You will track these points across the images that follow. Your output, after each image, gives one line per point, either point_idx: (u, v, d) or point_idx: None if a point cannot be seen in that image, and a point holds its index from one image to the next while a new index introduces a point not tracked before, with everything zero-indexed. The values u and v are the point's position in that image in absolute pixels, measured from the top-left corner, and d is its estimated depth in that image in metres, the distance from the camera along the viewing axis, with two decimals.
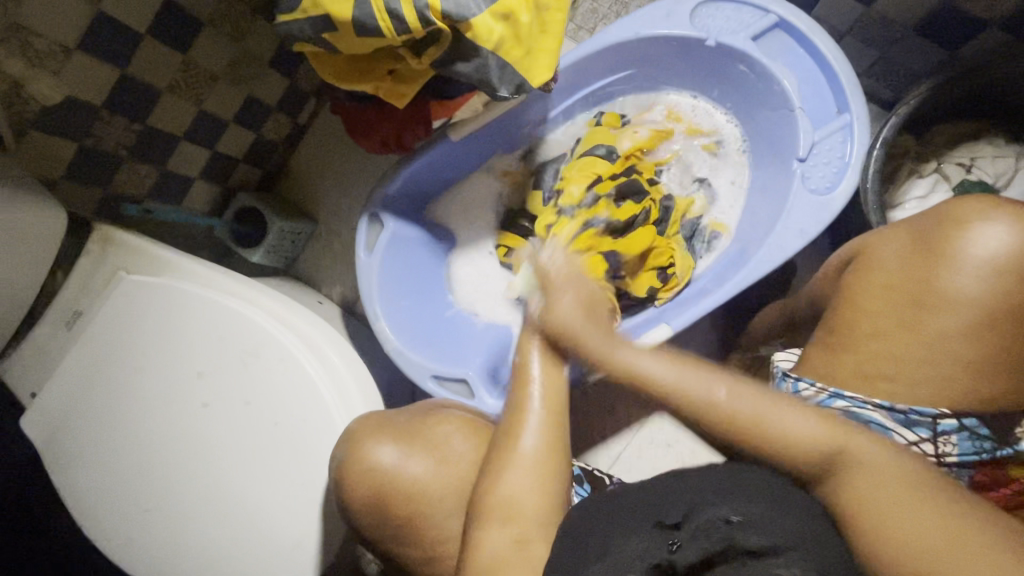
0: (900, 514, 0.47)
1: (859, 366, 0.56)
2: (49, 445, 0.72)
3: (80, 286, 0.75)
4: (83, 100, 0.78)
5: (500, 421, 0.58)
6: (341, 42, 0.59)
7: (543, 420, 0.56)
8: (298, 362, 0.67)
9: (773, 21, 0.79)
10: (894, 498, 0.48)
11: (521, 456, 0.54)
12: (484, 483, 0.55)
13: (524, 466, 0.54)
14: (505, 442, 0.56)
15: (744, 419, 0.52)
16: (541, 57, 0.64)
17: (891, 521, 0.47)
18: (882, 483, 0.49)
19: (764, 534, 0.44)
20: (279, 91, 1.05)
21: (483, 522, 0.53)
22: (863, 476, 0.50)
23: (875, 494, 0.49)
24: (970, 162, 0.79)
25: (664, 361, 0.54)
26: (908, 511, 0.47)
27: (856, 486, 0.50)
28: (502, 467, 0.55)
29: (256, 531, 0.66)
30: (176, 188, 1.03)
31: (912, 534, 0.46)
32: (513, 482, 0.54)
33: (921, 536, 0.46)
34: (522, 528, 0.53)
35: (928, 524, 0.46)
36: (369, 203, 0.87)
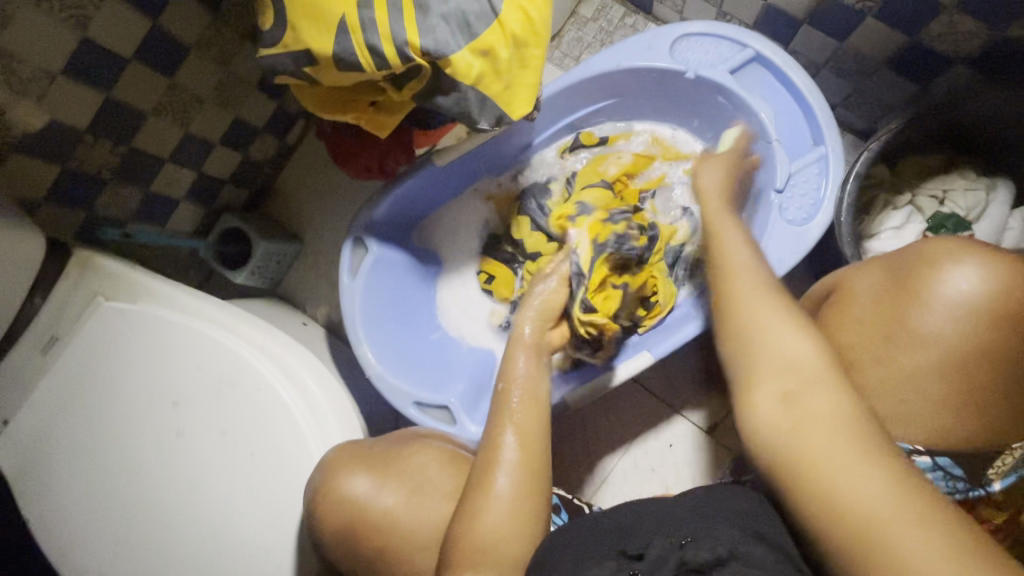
0: (842, 460, 0.42)
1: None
2: (19, 475, 0.70)
3: (56, 311, 0.74)
4: (66, 124, 0.78)
5: (477, 462, 0.58)
6: (321, 75, 0.60)
7: (517, 461, 0.57)
8: (275, 390, 0.66)
9: (749, 54, 0.81)
10: (832, 441, 0.43)
11: (497, 495, 0.55)
12: (461, 522, 0.54)
13: (499, 506, 0.54)
14: (481, 480, 0.56)
15: (748, 330, 0.52)
16: (520, 91, 0.64)
17: (822, 465, 0.42)
18: (820, 428, 0.44)
19: (710, 548, 0.46)
20: (266, 113, 1.06)
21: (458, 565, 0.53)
22: (804, 412, 0.45)
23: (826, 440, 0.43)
24: (943, 195, 0.81)
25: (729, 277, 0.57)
26: (843, 454, 0.42)
27: (794, 425, 0.45)
28: (478, 507, 0.54)
29: (228, 564, 0.65)
30: (160, 209, 1.02)
31: (849, 476, 0.41)
32: (489, 525, 0.53)
33: (843, 482, 0.41)
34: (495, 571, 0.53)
35: (852, 468, 0.41)
36: (353, 228, 0.88)
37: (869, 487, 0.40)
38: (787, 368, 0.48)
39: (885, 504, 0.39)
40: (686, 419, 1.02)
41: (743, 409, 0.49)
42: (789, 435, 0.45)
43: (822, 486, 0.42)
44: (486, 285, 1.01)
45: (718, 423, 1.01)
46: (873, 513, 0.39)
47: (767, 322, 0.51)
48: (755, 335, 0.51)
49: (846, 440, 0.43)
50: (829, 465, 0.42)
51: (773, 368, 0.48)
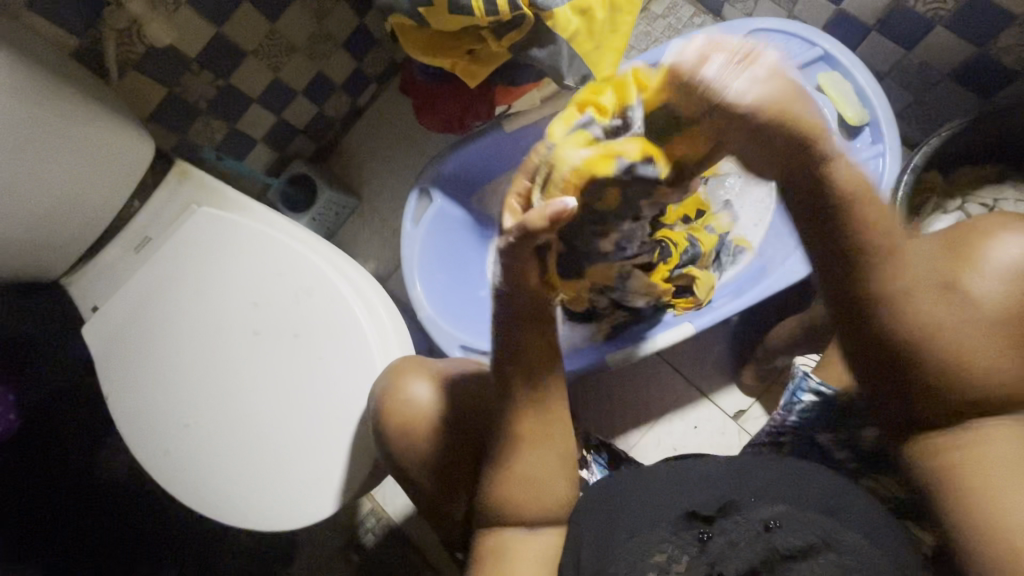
0: (1013, 484, 0.48)
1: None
2: (103, 356, 0.76)
3: (153, 215, 0.81)
4: (180, 50, 0.85)
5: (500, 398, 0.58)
6: (431, 17, 0.66)
7: (548, 424, 0.57)
8: (346, 302, 0.72)
9: (818, 53, 0.86)
10: (999, 464, 0.49)
11: (531, 462, 0.57)
12: (503, 482, 0.57)
13: (533, 466, 0.57)
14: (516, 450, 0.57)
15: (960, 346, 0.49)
16: (607, 54, 0.69)
17: (999, 483, 0.48)
18: (1003, 463, 0.49)
19: (800, 536, 0.50)
20: (346, 71, 1.12)
21: (505, 507, 0.57)
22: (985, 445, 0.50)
23: (996, 462, 0.49)
24: (993, 203, 0.84)
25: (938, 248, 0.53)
26: (1011, 482, 0.48)
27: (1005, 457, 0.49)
28: (513, 469, 0.57)
29: (286, 455, 0.70)
30: (241, 147, 1.09)
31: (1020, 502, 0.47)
32: (529, 459, 0.57)
33: (1003, 500, 0.47)
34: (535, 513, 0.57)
35: (1017, 491, 0.47)
36: (421, 178, 0.94)
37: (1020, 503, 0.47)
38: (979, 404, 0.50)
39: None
40: (711, 403, 1.05)
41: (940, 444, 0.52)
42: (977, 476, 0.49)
43: (988, 498, 0.48)
44: None
45: (743, 411, 1.04)
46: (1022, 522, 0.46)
47: (955, 320, 0.50)
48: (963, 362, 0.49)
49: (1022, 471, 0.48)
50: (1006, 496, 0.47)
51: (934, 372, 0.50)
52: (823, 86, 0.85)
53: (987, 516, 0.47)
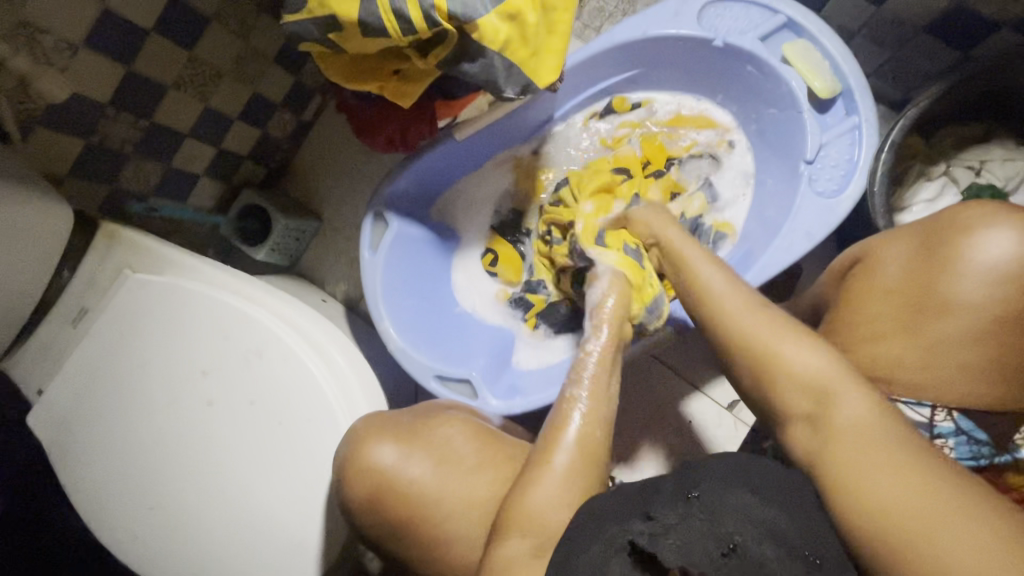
0: (888, 478, 0.46)
1: (862, 371, 0.58)
2: (56, 443, 0.72)
3: (87, 286, 0.75)
4: (88, 97, 0.77)
5: (539, 440, 0.62)
6: (344, 42, 0.59)
7: (570, 458, 0.59)
8: (301, 360, 0.67)
9: (781, 21, 0.78)
10: (856, 436, 0.49)
11: (547, 482, 0.58)
12: (512, 501, 0.58)
13: (553, 485, 0.57)
14: (538, 468, 0.59)
15: (758, 346, 0.55)
16: (546, 57, 0.63)
17: (864, 467, 0.47)
18: (873, 455, 0.47)
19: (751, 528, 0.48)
20: (284, 89, 1.02)
21: (506, 528, 0.57)
22: (908, 487, 0.45)
23: (863, 459, 0.47)
24: (980, 166, 0.80)
25: (761, 319, 0.56)
26: (871, 435, 0.48)
27: (867, 481, 0.47)
28: (529, 489, 0.58)
29: (258, 527, 0.67)
30: (182, 186, 1.01)
31: (897, 500, 0.45)
32: (542, 493, 0.57)
33: (882, 485, 0.46)
34: (540, 536, 0.56)
35: (881, 469, 0.46)
36: (373, 201, 0.84)
37: (792, 355, 0.53)
38: (808, 385, 0.52)
39: (910, 494, 0.44)
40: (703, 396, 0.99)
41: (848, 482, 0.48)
42: (899, 502, 0.45)
43: (863, 499, 0.46)
44: (490, 267, 1.00)
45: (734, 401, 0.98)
46: (884, 495, 0.45)
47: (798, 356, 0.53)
48: (771, 349, 0.54)
49: (940, 510, 0.43)
50: (885, 499, 0.45)
51: (801, 389, 0.53)
52: (789, 59, 0.78)
53: (863, 505, 0.46)
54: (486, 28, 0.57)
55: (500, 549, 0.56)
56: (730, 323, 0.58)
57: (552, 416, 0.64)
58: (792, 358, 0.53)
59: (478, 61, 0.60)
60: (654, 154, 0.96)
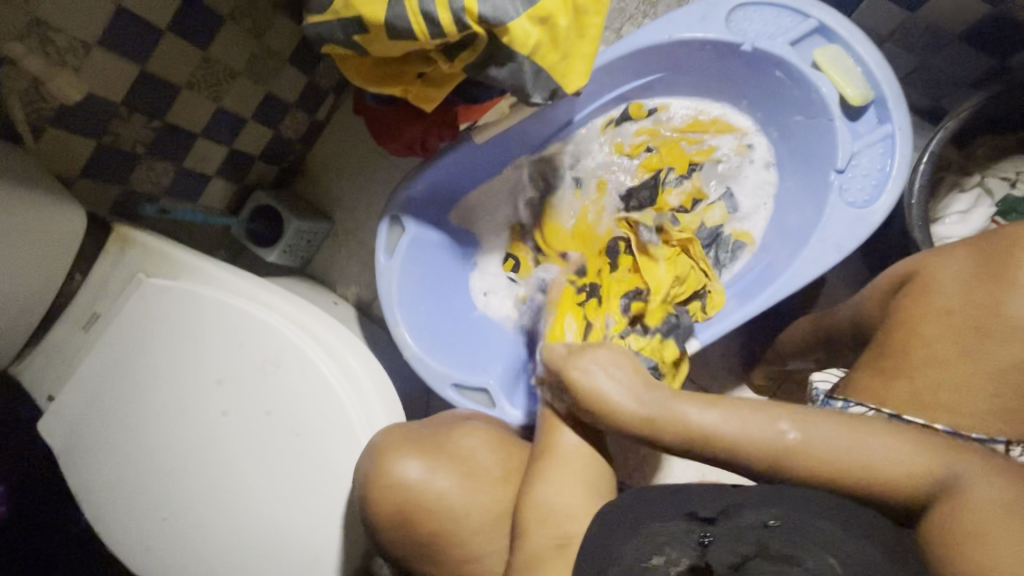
0: (1006, 534, 0.42)
1: (909, 392, 0.56)
2: (66, 449, 0.71)
3: (98, 289, 0.73)
4: (101, 97, 0.75)
5: (539, 437, 0.66)
6: (369, 45, 0.57)
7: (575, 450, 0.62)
8: (318, 369, 0.65)
9: (812, 25, 0.76)
10: (977, 512, 0.44)
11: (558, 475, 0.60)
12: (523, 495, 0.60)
13: (559, 478, 0.59)
14: (545, 461, 0.62)
15: (818, 456, 0.50)
16: (577, 62, 0.61)
17: (983, 517, 0.44)
18: (992, 516, 0.44)
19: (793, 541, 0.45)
20: (298, 89, 1.00)
21: (529, 526, 0.56)
22: (1008, 531, 0.42)
23: (978, 516, 0.44)
24: (1016, 177, 0.79)
25: (840, 426, 0.51)
26: (998, 505, 0.44)
27: (984, 531, 0.43)
28: (540, 479, 0.60)
29: (273, 540, 0.65)
30: (193, 186, 0.99)
31: (1018, 554, 0.41)
32: (549, 487, 0.59)
33: (1010, 536, 0.42)
34: (565, 534, 0.55)
35: (1015, 532, 0.42)
36: (389, 205, 0.83)
37: (879, 454, 0.49)
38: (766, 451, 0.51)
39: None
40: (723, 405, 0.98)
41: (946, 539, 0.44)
42: (1021, 559, 0.41)
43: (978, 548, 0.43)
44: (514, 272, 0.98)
45: None
46: (1009, 557, 0.41)
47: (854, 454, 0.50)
48: (851, 460, 0.49)
49: None
50: (1011, 554, 0.41)
51: (884, 491, 0.49)
52: (820, 65, 0.76)
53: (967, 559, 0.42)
54: (519, 32, 0.55)
55: (524, 546, 0.56)
56: (795, 459, 0.51)
57: (543, 426, 0.67)
58: (859, 451, 0.50)
59: (508, 66, 0.58)
60: (677, 162, 0.95)
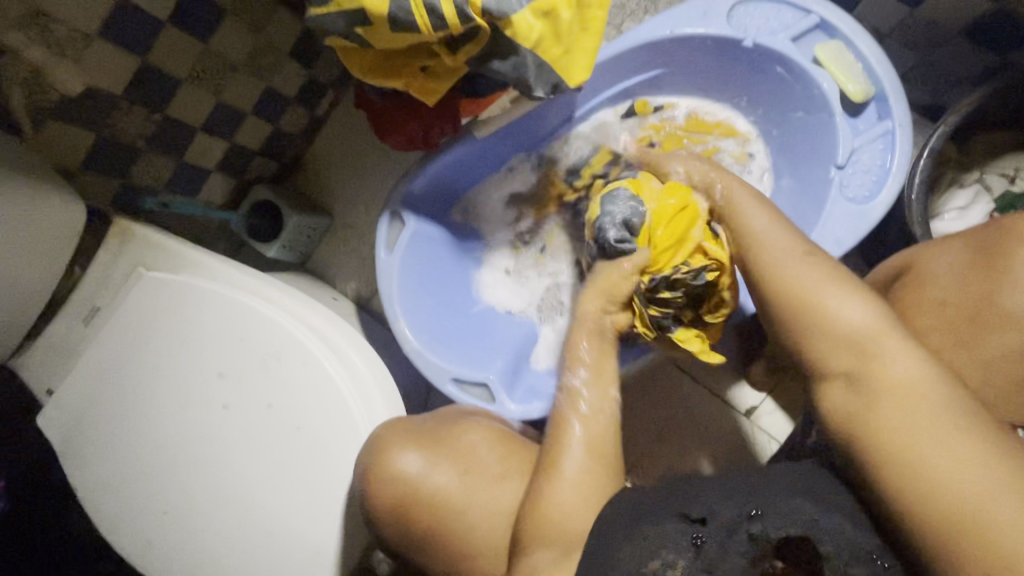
0: (938, 446, 0.43)
1: None
2: (66, 444, 0.71)
3: (98, 284, 0.73)
4: (101, 89, 0.75)
5: (548, 438, 0.63)
6: (372, 37, 0.57)
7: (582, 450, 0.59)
8: (320, 363, 0.65)
9: (813, 21, 0.76)
10: (913, 407, 0.45)
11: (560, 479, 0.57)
12: (530, 509, 0.57)
13: (568, 492, 0.56)
14: (549, 473, 0.58)
15: (802, 301, 0.53)
16: (579, 57, 0.62)
17: (923, 429, 0.44)
18: (921, 419, 0.44)
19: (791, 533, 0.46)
20: (298, 82, 0.99)
21: (529, 540, 0.56)
22: (946, 445, 0.42)
23: (911, 423, 0.44)
24: (1014, 173, 0.79)
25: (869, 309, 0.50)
26: (928, 407, 0.44)
27: (920, 444, 0.43)
28: (543, 482, 0.58)
29: (275, 534, 0.65)
30: (193, 180, 0.99)
31: (957, 470, 0.41)
32: (556, 495, 0.56)
33: (936, 449, 0.43)
34: (566, 543, 0.54)
35: (943, 441, 0.43)
36: (390, 200, 0.82)
37: (834, 309, 0.51)
38: (844, 339, 0.50)
39: (964, 464, 0.41)
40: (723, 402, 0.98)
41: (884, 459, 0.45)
42: (958, 474, 0.41)
43: (919, 468, 0.43)
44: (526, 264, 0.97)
45: (753, 408, 0.97)
46: (946, 476, 0.42)
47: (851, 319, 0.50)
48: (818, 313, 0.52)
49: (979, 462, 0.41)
50: (943, 466, 0.42)
51: (836, 347, 0.50)
52: (821, 60, 0.76)
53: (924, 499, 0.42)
54: (521, 26, 0.55)
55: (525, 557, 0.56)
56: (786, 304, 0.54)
57: (554, 418, 0.65)
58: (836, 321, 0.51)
59: (511, 59, 0.58)
60: (680, 157, 0.94)
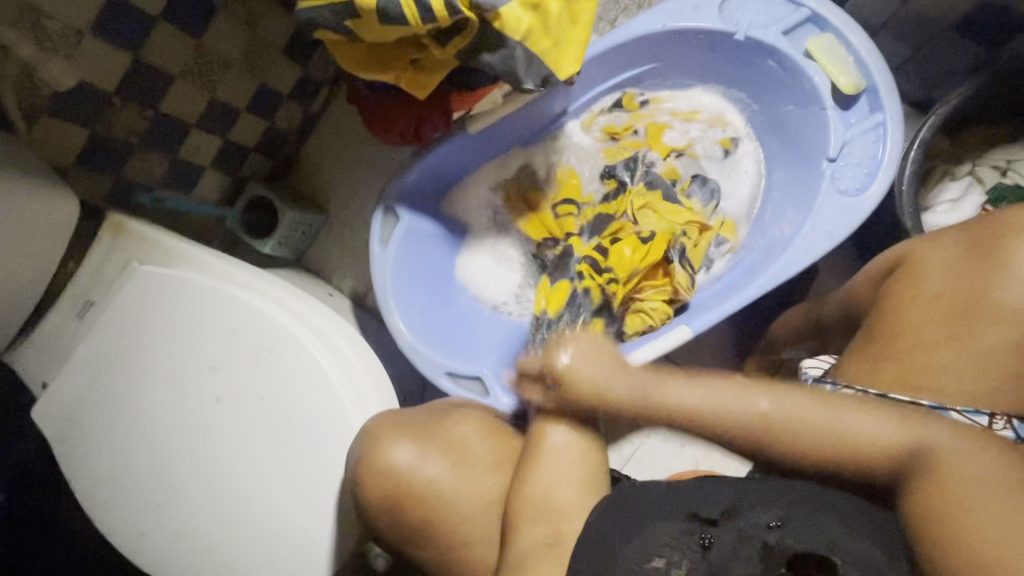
0: (981, 511, 0.45)
1: (898, 377, 0.57)
2: (60, 436, 0.71)
3: (92, 278, 0.73)
4: (94, 85, 0.75)
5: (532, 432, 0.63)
6: (361, 29, 0.57)
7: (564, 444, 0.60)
8: (312, 355, 0.66)
9: (804, 14, 0.76)
10: (969, 473, 0.47)
11: (547, 472, 0.59)
12: (516, 498, 0.59)
13: (552, 478, 0.58)
14: (532, 464, 0.60)
15: (785, 424, 0.53)
16: (568, 50, 0.62)
17: (962, 495, 0.46)
18: (982, 484, 0.46)
19: None
20: (293, 80, 1.00)
21: (515, 529, 0.58)
22: (1006, 507, 0.44)
23: (956, 483, 0.47)
24: (1006, 165, 0.79)
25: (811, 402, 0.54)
26: (973, 469, 0.47)
27: (984, 514, 0.45)
28: (530, 474, 0.59)
29: (266, 526, 0.66)
30: (188, 177, 0.99)
31: (1000, 532, 0.44)
32: (543, 479, 0.59)
33: (977, 510, 0.45)
34: (553, 529, 0.56)
35: (990, 503, 0.45)
36: (384, 194, 0.82)
37: (846, 426, 0.52)
38: (865, 451, 0.51)
39: (1003, 523, 0.44)
40: None
41: (926, 518, 0.47)
42: (997, 536, 0.43)
43: (961, 523, 0.45)
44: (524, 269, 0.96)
45: None
46: (990, 544, 0.43)
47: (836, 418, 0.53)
48: (826, 428, 0.53)
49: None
50: (986, 531, 0.44)
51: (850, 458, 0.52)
52: (812, 53, 0.76)
53: (963, 548, 0.44)
54: (510, 18, 0.55)
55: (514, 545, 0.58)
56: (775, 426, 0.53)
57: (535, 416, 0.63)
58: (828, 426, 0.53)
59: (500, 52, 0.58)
60: (659, 145, 0.94)
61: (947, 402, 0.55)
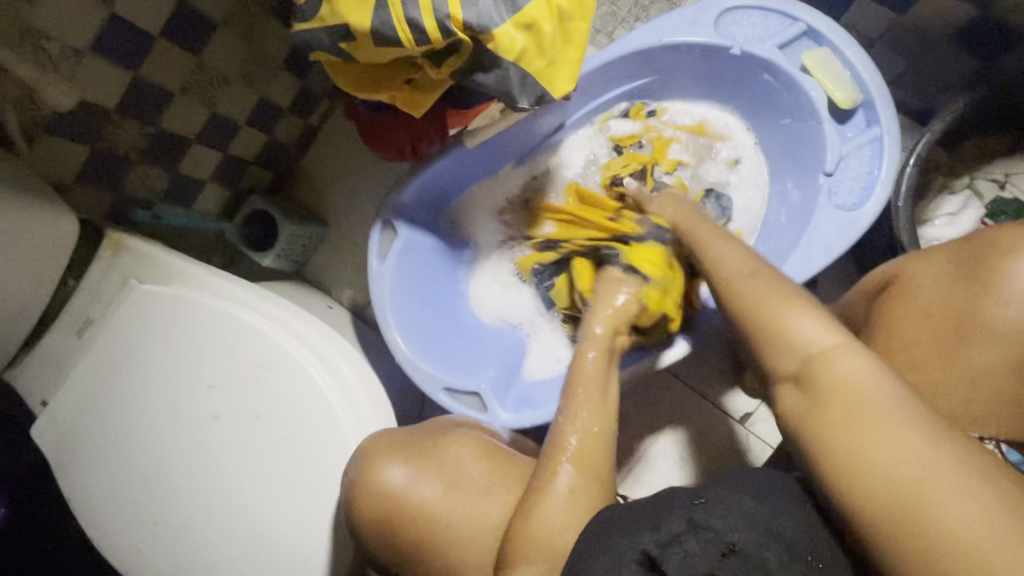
0: (900, 449, 0.40)
1: None
2: (59, 454, 0.71)
3: (91, 296, 0.74)
4: (94, 103, 0.76)
5: (543, 455, 0.60)
6: (356, 51, 0.57)
7: (575, 471, 0.58)
8: (309, 374, 0.66)
9: (800, 28, 0.76)
10: (874, 408, 0.42)
11: (543, 498, 0.57)
12: (518, 529, 0.57)
13: (558, 509, 0.56)
14: (540, 490, 0.57)
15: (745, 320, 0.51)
16: (563, 69, 0.61)
17: (867, 428, 0.42)
18: (882, 422, 0.41)
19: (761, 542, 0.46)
20: (292, 92, 1.00)
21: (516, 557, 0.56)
22: (930, 452, 0.39)
23: (869, 415, 0.42)
24: (1005, 178, 0.80)
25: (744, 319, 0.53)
26: (882, 413, 0.42)
27: (900, 456, 0.40)
28: (528, 502, 0.57)
29: (263, 545, 0.66)
30: (187, 191, 1.00)
31: (904, 465, 0.39)
32: (548, 512, 0.56)
33: (886, 449, 0.40)
34: (547, 555, 0.55)
35: (889, 441, 0.41)
36: (382, 209, 0.82)
37: (792, 329, 0.48)
38: (799, 356, 0.47)
39: (929, 464, 0.39)
40: (717, 407, 0.97)
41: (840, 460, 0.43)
42: (912, 471, 0.39)
43: (862, 465, 0.41)
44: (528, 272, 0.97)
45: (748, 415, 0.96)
46: (909, 478, 0.39)
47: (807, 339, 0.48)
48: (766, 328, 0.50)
49: (950, 473, 0.38)
50: (891, 466, 0.40)
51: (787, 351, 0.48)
52: (808, 68, 0.76)
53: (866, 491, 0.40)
54: (503, 39, 0.55)
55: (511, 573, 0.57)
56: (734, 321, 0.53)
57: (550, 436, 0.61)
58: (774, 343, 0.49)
59: (495, 73, 0.59)
60: (666, 158, 0.94)
61: (944, 421, 0.54)
